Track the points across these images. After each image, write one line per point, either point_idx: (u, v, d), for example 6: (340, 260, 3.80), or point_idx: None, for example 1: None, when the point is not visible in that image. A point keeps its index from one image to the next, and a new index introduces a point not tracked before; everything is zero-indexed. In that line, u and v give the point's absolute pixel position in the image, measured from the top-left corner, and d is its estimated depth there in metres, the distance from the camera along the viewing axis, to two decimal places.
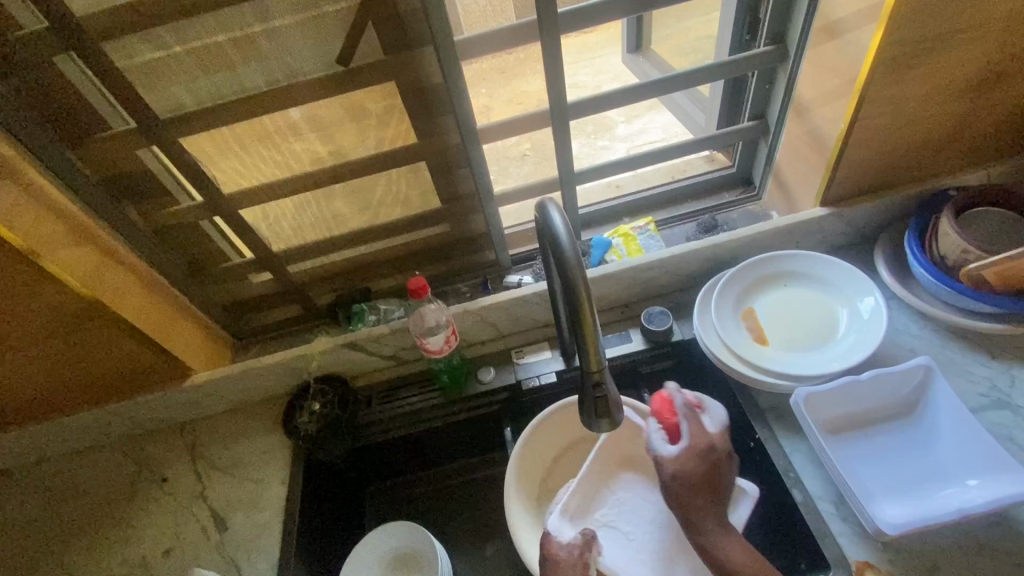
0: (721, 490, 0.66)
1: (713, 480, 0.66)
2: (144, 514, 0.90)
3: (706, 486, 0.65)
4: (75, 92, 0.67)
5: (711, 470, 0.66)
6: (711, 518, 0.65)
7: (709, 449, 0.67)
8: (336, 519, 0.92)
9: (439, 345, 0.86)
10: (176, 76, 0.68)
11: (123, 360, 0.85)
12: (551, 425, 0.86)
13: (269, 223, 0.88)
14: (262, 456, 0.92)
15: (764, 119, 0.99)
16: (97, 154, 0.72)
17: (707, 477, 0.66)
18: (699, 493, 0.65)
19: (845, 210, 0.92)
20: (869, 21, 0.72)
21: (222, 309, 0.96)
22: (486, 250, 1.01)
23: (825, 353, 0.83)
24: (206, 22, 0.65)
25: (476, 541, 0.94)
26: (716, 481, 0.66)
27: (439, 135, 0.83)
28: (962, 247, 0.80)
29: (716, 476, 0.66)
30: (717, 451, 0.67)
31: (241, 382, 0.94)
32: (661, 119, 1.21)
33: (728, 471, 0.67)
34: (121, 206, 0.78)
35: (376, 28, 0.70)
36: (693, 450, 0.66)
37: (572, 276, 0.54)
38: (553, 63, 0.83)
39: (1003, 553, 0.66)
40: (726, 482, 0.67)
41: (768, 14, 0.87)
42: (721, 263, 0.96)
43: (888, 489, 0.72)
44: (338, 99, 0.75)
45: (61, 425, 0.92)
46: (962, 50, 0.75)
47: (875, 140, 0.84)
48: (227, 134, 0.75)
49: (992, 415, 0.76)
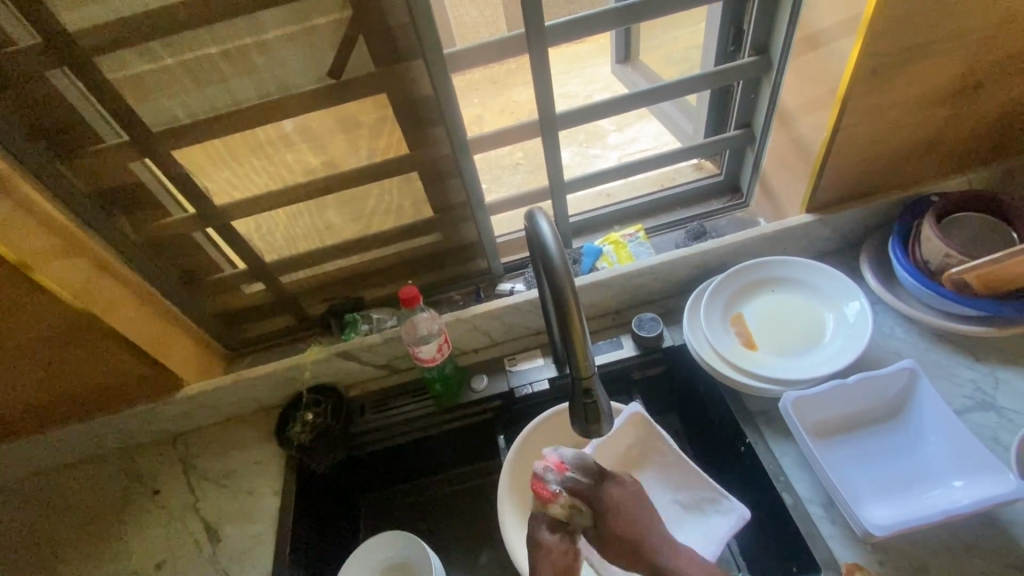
0: (647, 513, 0.66)
1: (632, 513, 0.65)
2: (136, 527, 0.90)
3: (639, 527, 0.65)
4: (66, 107, 0.68)
5: (631, 505, 0.66)
6: (660, 539, 0.64)
7: (601, 498, 0.65)
8: (331, 528, 0.93)
9: (431, 353, 0.87)
10: (168, 90, 0.69)
11: (114, 372, 0.85)
12: (542, 431, 0.86)
13: (262, 234, 0.89)
14: (255, 467, 0.92)
15: (750, 127, 1.00)
16: (89, 167, 0.73)
17: (627, 511, 0.65)
18: (641, 537, 0.64)
19: (830, 217, 0.94)
20: (848, 32, 0.74)
21: (214, 320, 0.96)
22: (478, 258, 1.02)
23: (812, 358, 0.84)
24: (198, 37, 0.66)
25: (470, 548, 0.95)
26: (638, 509, 0.66)
27: (430, 145, 0.84)
28: (944, 251, 0.81)
29: (633, 515, 0.65)
30: (613, 493, 0.66)
31: (234, 392, 0.94)
32: (650, 127, 1.23)
33: (637, 498, 0.67)
34: (113, 219, 0.78)
35: (367, 41, 0.71)
36: (599, 511, 0.65)
37: (561, 285, 0.54)
38: (542, 75, 0.85)
39: (991, 553, 0.67)
40: (644, 504, 0.67)
41: (752, 26, 0.88)
42: (709, 270, 0.97)
43: (876, 491, 0.73)
44: (329, 111, 0.76)
45: (52, 438, 0.92)
46: (941, 59, 0.76)
47: (858, 147, 0.85)
48: (219, 146, 0.76)
49: (977, 416, 0.77)
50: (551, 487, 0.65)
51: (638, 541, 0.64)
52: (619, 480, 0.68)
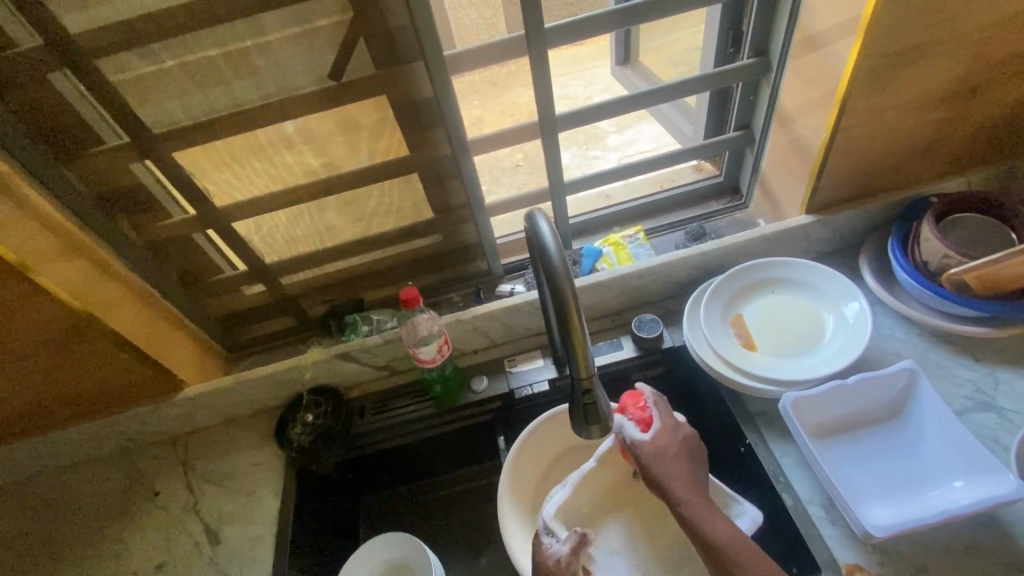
0: (693, 472, 0.68)
1: (684, 462, 0.68)
2: (136, 528, 0.90)
3: (685, 476, 0.67)
4: (68, 109, 0.68)
5: (683, 458, 0.68)
6: (694, 499, 0.65)
7: (671, 432, 0.70)
8: (331, 529, 0.93)
9: (430, 355, 0.87)
10: (170, 91, 0.69)
11: (115, 373, 0.86)
12: (543, 432, 0.86)
13: (262, 236, 0.89)
14: (254, 468, 0.92)
15: (750, 128, 1.01)
16: (90, 169, 0.73)
17: (677, 468, 0.67)
18: (678, 479, 0.66)
19: (830, 218, 0.94)
20: (848, 34, 0.74)
21: (215, 321, 0.96)
22: (478, 259, 1.02)
23: (812, 358, 0.84)
24: (199, 39, 0.66)
25: (469, 549, 0.95)
26: (690, 466, 0.68)
27: (430, 147, 0.84)
28: (943, 252, 0.81)
29: (686, 462, 0.68)
30: (677, 434, 0.70)
31: (235, 394, 0.94)
32: (650, 129, 1.23)
33: (694, 455, 0.70)
34: (114, 220, 0.78)
35: (367, 43, 0.71)
36: (664, 435, 0.70)
37: (561, 285, 0.54)
38: (542, 76, 0.85)
39: (991, 553, 0.67)
40: (694, 463, 0.69)
41: (751, 27, 0.88)
42: (709, 271, 0.97)
43: (876, 492, 0.73)
44: (329, 113, 0.76)
45: (52, 439, 0.92)
46: (939, 60, 0.77)
47: (857, 149, 0.86)
48: (219, 147, 0.76)
49: (977, 417, 0.77)
50: (647, 408, 0.72)
51: (679, 480, 0.66)
52: (680, 430, 0.71)
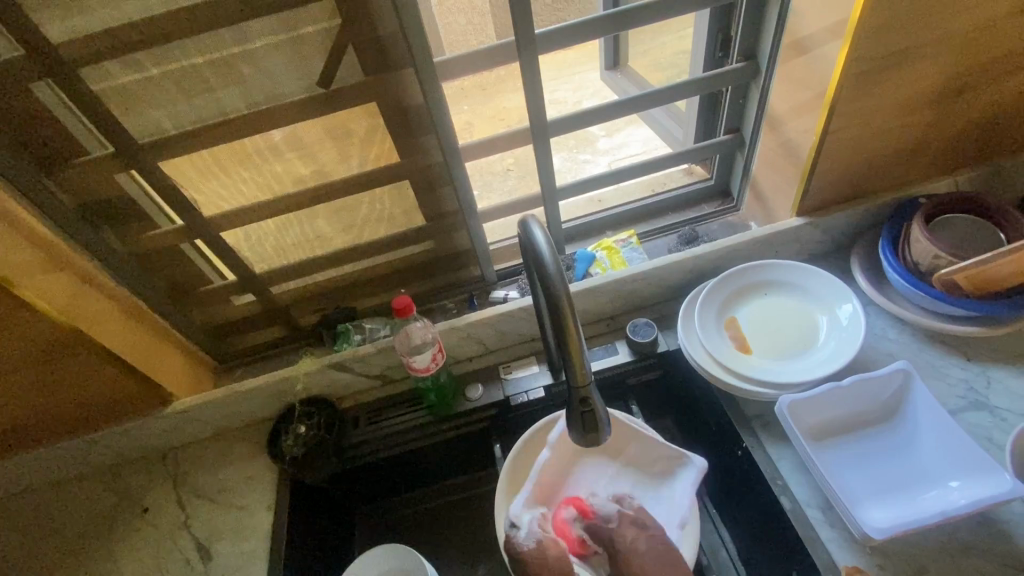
0: (661, 561, 0.67)
1: (649, 558, 0.68)
2: (125, 545, 0.88)
3: (653, 556, 0.68)
4: (52, 121, 0.67)
5: (641, 552, 0.68)
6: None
7: (612, 530, 0.71)
8: (326, 545, 0.91)
9: (425, 363, 0.86)
10: (156, 101, 0.68)
11: (101, 387, 0.84)
12: (541, 439, 0.85)
13: (251, 244, 0.88)
14: (246, 482, 0.91)
15: (739, 132, 1.01)
16: (74, 179, 0.72)
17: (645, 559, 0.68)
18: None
19: (820, 219, 0.94)
20: (837, 37, 0.75)
21: (204, 332, 0.94)
22: (472, 266, 1.01)
23: (807, 361, 0.84)
24: (184, 47, 0.65)
25: (466, 562, 0.94)
26: (652, 554, 0.68)
27: (422, 153, 0.84)
28: (932, 253, 0.82)
29: (651, 551, 0.68)
30: (631, 539, 0.70)
31: (226, 406, 0.93)
32: (639, 133, 1.23)
33: (656, 537, 0.70)
34: (100, 232, 0.77)
35: (357, 51, 0.71)
36: (613, 540, 0.71)
37: (555, 293, 0.54)
38: (532, 83, 0.85)
39: (990, 553, 0.68)
40: (674, 552, 0.69)
41: (739, 32, 0.89)
42: (702, 275, 0.97)
43: (875, 495, 0.73)
44: (318, 121, 0.75)
45: (37, 457, 0.90)
46: (926, 63, 0.77)
47: (846, 151, 0.86)
48: (207, 157, 0.75)
49: (970, 416, 0.78)
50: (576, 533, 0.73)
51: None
52: (622, 537, 0.70)
